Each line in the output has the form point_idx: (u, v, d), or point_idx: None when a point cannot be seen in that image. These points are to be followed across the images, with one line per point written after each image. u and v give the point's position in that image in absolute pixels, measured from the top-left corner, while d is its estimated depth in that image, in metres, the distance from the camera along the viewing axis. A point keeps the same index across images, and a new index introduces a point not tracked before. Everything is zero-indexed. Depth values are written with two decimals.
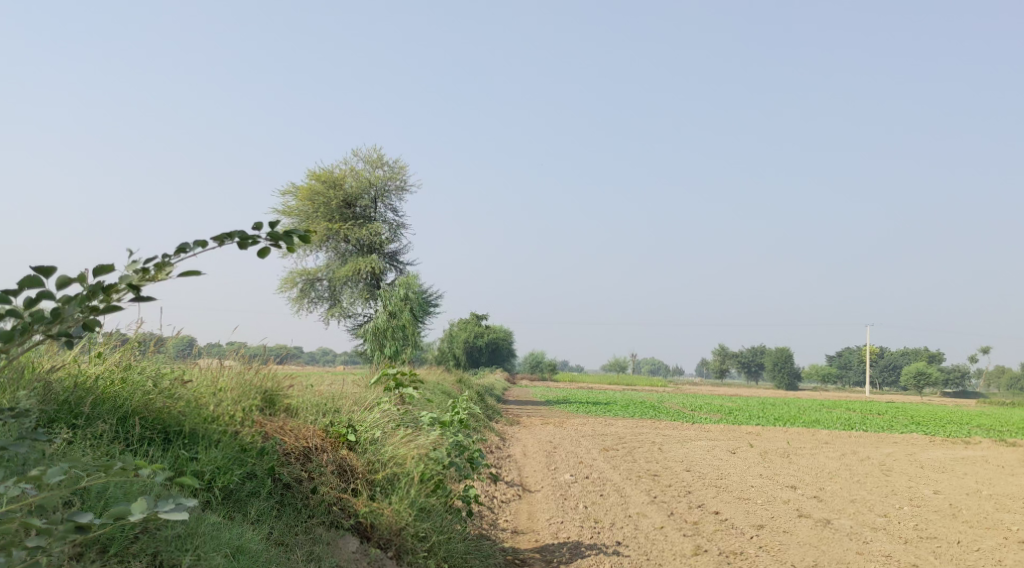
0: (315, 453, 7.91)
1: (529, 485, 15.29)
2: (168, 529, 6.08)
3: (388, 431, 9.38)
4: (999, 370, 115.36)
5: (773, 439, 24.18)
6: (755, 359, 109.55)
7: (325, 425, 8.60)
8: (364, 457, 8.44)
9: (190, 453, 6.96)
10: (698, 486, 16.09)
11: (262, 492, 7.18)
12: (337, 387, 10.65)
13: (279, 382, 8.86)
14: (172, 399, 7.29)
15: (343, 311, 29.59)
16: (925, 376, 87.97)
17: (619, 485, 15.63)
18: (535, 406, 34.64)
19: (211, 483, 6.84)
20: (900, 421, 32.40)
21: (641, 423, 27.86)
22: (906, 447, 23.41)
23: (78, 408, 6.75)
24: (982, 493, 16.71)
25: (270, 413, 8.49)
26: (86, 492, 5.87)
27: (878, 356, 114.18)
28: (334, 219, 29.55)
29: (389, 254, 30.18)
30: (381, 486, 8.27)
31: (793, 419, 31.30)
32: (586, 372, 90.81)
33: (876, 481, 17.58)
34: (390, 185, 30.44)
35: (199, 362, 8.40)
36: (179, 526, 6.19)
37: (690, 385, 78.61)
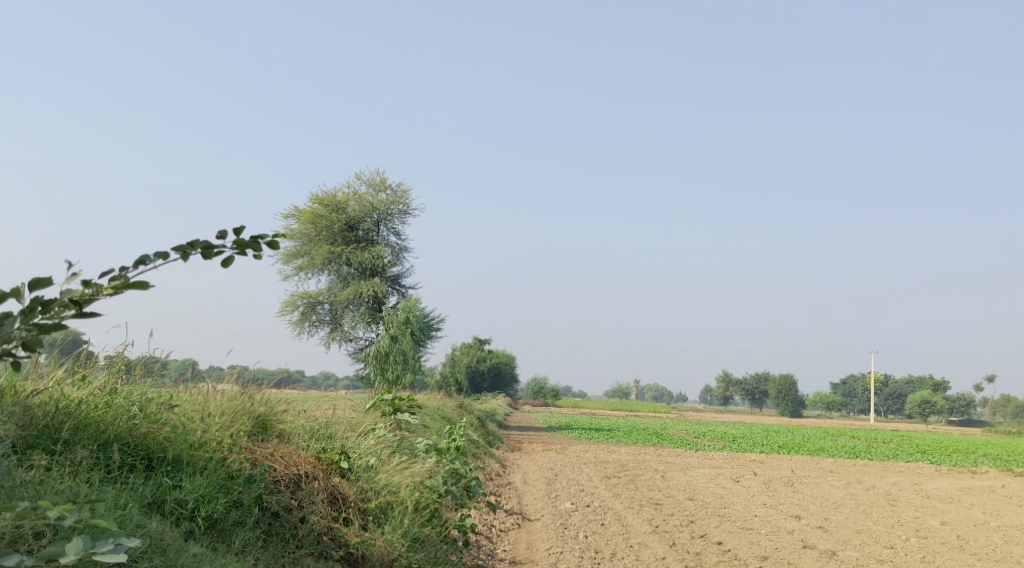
0: (306, 480, 7.67)
1: (529, 514, 15.04)
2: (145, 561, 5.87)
3: (382, 458, 9.13)
4: (1005, 399, 114.68)
5: (777, 467, 23.87)
6: (758, 387, 109.08)
7: (317, 452, 8.37)
8: (357, 485, 8.22)
9: (174, 481, 6.79)
10: (701, 515, 15.81)
11: (249, 521, 6.96)
12: (333, 413, 10.43)
13: (273, 407, 8.61)
14: (157, 424, 7.13)
15: (344, 335, 29.34)
16: (930, 405, 87.40)
17: (621, 514, 15.36)
18: (536, 431, 34.33)
19: (195, 512, 6.67)
20: (906, 450, 32.06)
21: (643, 450, 27.55)
22: (912, 476, 23.09)
23: (58, 434, 6.56)
24: (990, 524, 16.42)
25: (262, 439, 8.26)
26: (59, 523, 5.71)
27: (883, 384, 113.64)
28: (336, 242, 29.41)
29: (391, 278, 30.00)
30: (373, 515, 8.06)
31: (797, 447, 31.00)
32: (588, 399, 90.36)
33: (882, 511, 17.30)
34: (392, 209, 30.33)
35: (187, 385, 8.20)
36: (157, 557, 5.98)
37: (693, 412, 78.13)
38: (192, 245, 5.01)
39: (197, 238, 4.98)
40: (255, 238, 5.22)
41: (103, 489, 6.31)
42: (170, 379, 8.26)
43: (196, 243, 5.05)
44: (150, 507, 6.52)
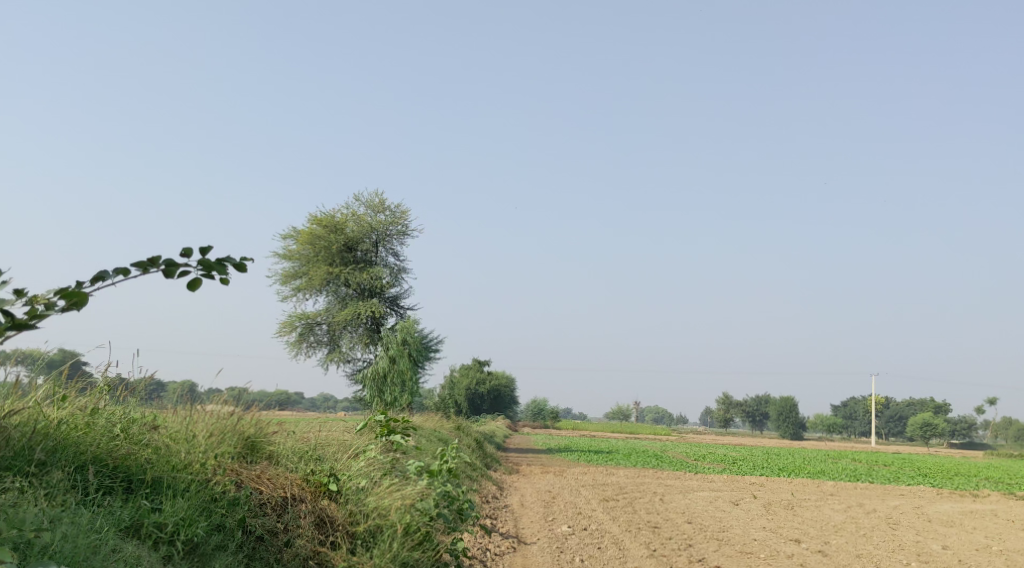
0: (292, 504, 7.52)
1: (525, 537, 14.86)
2: None
3: (373, 479, 8.94)
4: (1006, 421, 114.30)
5: (777, 490, 23.66)
6: (759, 409, 108.86)
7: (306, 474, 8.21)
8: (346, 508, 8.08)
9: (154, 504, 6.67)
10: (700, 538, 15.62)
11: (230, 545, 6.80)
12: (325, 435, 10.24)
13: (263, 428, 8.46)
14: (139, 446, 7.07)
15: (342, 356, 29.16)
16: (931, 427, 87.00)
17: (618, 537, 15.16)
18: (535, 454, 34.07)
19: (174, 536, 6.52)
20: (906, 473, 31.88)
21: (642, 473, 27.35)
22: (913, 499, 22.88)
23: (32, 453, 6.45)
24: (993, 548, 16.23)
25: (250, 460, 8.10)
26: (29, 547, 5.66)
27: (884, 407, 113.37)
28: (335, 263, 29.30)
29: (389, 299, 29.89)
30: (362, 539, 7.91)
31: (797, 470, 30.76)
32: (588, 421, 90.06)
33: (882, 535, 17.10)
34: (391, 230, 30.26)
35: (189, 405, 8.06)
36: None
37: (693, 435, 77.80)
38: (152, 262, 5.05)
39: (157, 254, 5.03)
40: (221, 258, 5.15)
41: (77, 511, 6.18)
42: (165, 403, 8.12)
43: (157, 260, 5.08)
44: (128, 531, 6.39)
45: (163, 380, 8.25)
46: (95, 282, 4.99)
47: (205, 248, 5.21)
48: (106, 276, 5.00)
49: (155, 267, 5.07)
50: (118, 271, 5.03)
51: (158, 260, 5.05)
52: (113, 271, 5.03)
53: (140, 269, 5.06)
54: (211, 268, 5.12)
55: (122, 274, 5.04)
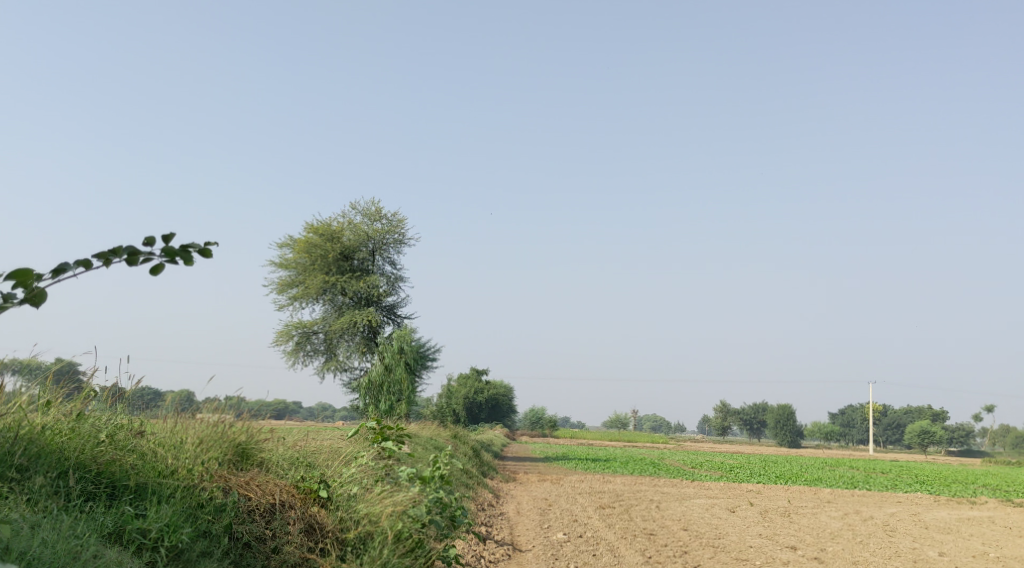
0: (282, 509, 7.45)
1: (520, 545, 14.78)
2: None
3: (364, 486, 8.87)
4: (1004, 428, 114.38)
5: (774, 497, 23.59)
6: (757, 417, 108.87)
7: (296, 481, 8.15)
8: (336, 514, 8.01)
9: (138, 509, 6.64)
10: (695, 545, 15.56)
11: (216, 551, 6.74)
12: (319, 443, 10.16)
13: (255, 436, 8.39)
14: (125, 451, 7.04)
15: (339, 365, 29.08)
16: (930, 435, 86.96)
17: (613, 545, 15.09)
18: (533, 462, 33.93)
19: (158, 542, 6.47)
20: (904, 480, 31.88)
21: (639, 480, 27.34)
22: (910, 507, 22.82)
23: (12, 458, 6.44)
24: (990, 555, 16.17)
25: (241, 467, 8.04)
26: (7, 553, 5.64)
27: (882, 414, 113.42)
28: (332, 271, 29.23)
29: (387, 307, 29.86)
30: (352, 545, 7.84)
31: (795, 478, 30.78)
32: (587, 429, 89.90)
33: (879, 542, 17.03)
34: (389, 238, 30.23)
35: (185, 414, 8.02)
36: None
37: (691, 443, 77.59)
38: (114, 251, 5.16)
39: (119, 244, 5.16)
40: (184, 245, 5.30)
41: (59, 517, 6.15)
42: (158, 412, 8.03)
43: (120, 250, 5.20)
44: (110, 537, 6.35)
45: (160, 389, 8.21)
46: (56, 273, 5.07)
47: (168, 236, 5.34)
48: (67, 268, 5.09)
49: (117, 257, 5.19)
50: (80, 262, 5.12)
51: (120, 249, 5.18)
52: (75, 262, 5.12)
53: (102, 259, 5.16)
54: (174, 255, 5.26)
55: (84, 265, 5.13)
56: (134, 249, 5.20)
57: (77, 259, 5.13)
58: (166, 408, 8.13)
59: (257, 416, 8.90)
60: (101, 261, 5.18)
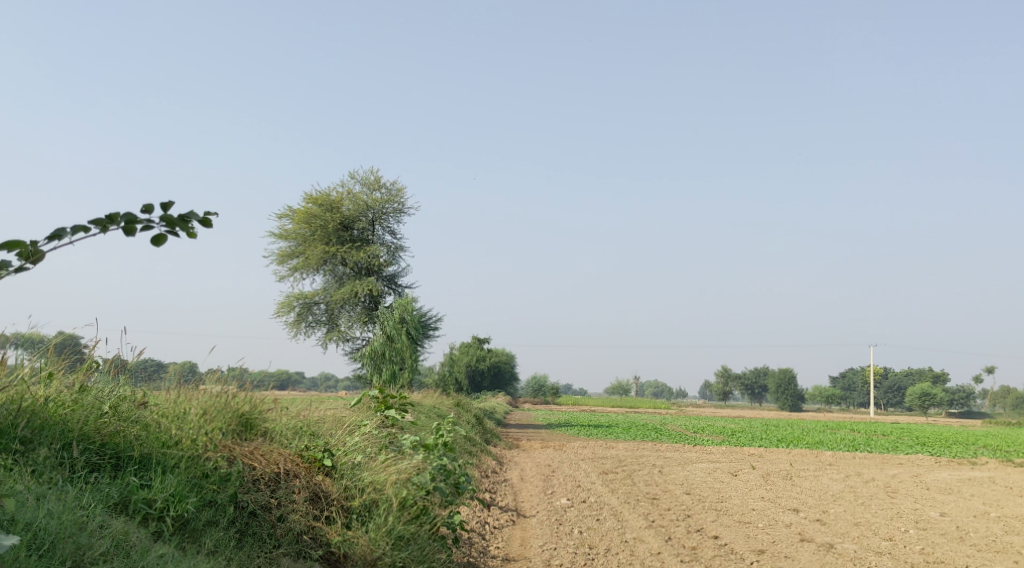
0: (287, 478, 7.50)
1: (524, 511, 14.87)
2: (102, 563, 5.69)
3: (369, 454, 8.90)
4: (1004, 390, 114.88)
5: (776, 460, 23.72)
6: (758, 381, 109.22)
7: (301, 450, 8.19)
8: (341, 483, 8.04)
9: (143, 480, 6.67)
10: (698, 509, 15.65)
11: (222, 520, 6.77)
12: (323, 413, 10.19)
13: (258, 406, 8.41)
14: (128, 422, 7.05)
15: (341, 335, 29.12)
16: (931, 398, 87.38)
17: (617, 510, 15.18)
18: (534, 429, 34.07)
19: (164, 512, 6.50)
20: (904, 442, 32.08)
21: (641, 445, 27.49)
22: (911, 468, 22.93)
23: (15, 431, 6.44)
24: (991, 515, 16.27)
25: (245, 437, 8.05)
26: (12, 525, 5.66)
27: (882, 377, 113.81)
28: (332, 242, 29.17)
29: (388, 277, 29.84)
30: (357, 513, 7.89)
31: (796, 440, 30.97)
32: (589, 396, 90.18)
33: (881, 503, 17.13)
34: (388, 207, 30.13)
35: (190, 386, 8.04)
36: (115, 559, 5.79)
37: (692, 408, 77.78)
38: (113, 220, 5.14)
39: (117, 211, 5.13)
40: (183, 214, 5.25)
41: (64, 488, 6.18)
42: (160, 384, 8.04)
43: (118, 217, 5.16)
44: (116, 508, 6.38)
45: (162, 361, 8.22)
46: (52, 240, 5.02)
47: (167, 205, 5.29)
48: (64, 234, 5.04)
49: (114, 224, 5.15)
50: (78, 229, 5.07)
51: (119, 217, 5.14)
52: (72, 229, 5.06)
53: (99, 226, 5.12)
54: (174, 224, 5.22)
55: (83, 231, 5.08)
56: (132, 217, 5.16)
57: (76, 225, 5.07)
58: (168, 379, 8.13)
59: (259, 386, 8.91)
60: (99, 228, 5.14)
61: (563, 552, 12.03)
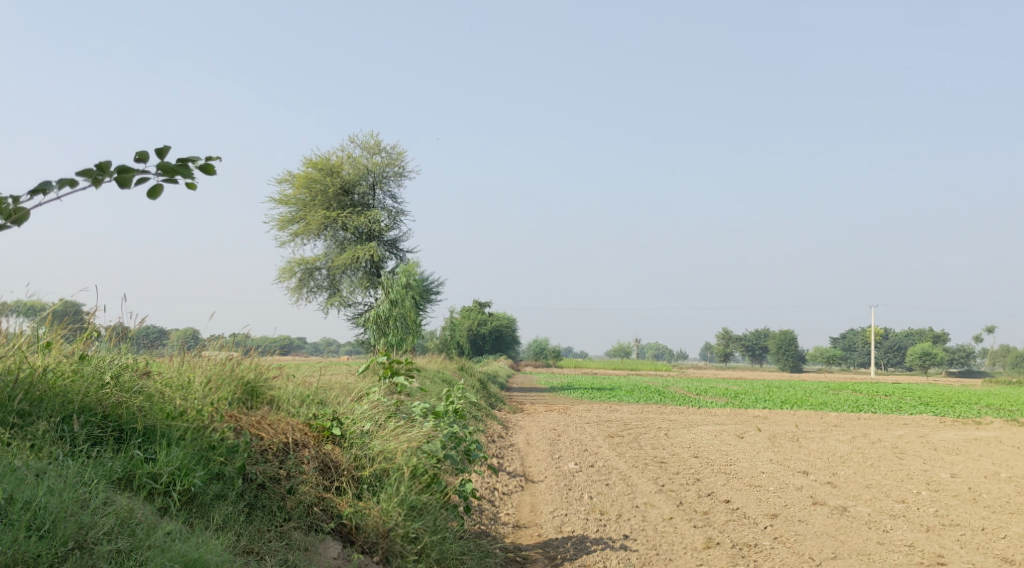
0: (295, 449, 7.31)
1: (532, 476, 14.71)
2: (106, 545, 5.47)
3: (378, 422, 8.69)
4: (1004, 349, 114.98)
5: (781, 422, 23.53)
6: (758, 342, 109.17)
7: (308, 418, 7.99)
8: (350, 452, 7.82)
9: (147, 453, 6.45)
10: (707, 472, 15.50)
11: (230, 494, 6.55)
12: (328, 379, 9.98)
13: (263, 373, 8.19)
14: (131, 392, 6.81)
15: (342, 301, 28.96)
16: (931, 357, 87.23)
17: (625, 474, 15.02)
18: (538, 393, 33.94)
19: (169, 487, 6.28)
20: (908, 402, 31.96)
21: (645, 408, 27.36)
22: (917, 429, 22.71)
23: (13, 404, 6.22)
24: (1001, 475, 16.10)
25: (251, 405, 7.82)
26: (9, 505, 5.44)
27: (883, 337, 113.92)
28: (332, 207, 28.84)
29: (389, 241, 29.56)
30: (368, 483, 7.67)
31: (800, 402, 30.83)
32: (591, 359, 90.13)
33: (890, 464, 16.96)
34: (388, 171, 29.77)
35: (193, 354, 7.83)
36: (120, 540, 5.57)
37: (694, 370, 77.77)
38: (101, 169, 4.86)
39: (107, 160, 4.86)
40: (181, 161, 4.97)
41: (65, 463, 5.96)
42: (163, 351, 7.83)
43: (107, 166, 4.89)
44: (121, 483, 6.16)
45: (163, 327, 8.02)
46: (37, 195, 4.75)
47: (163, 152, 5.01)
48: (51, 187, 4.77)
49: (105, 175, 4.88)
50: (65, 181, 4.79)
51: (109, 166, 4.87)
52: (59, 182, 4.78)
53: (89, 177, 4.85)
54: (173, 171, 4.96)
55: (70, 184, 4.81)
56: (126, 167, 4.89)
57: (62, 178, 4.80)
58: (171, 347, 7.95)
59: (263, 353, 8.69)
60: (87, 179, 4.87)
61: (574, 517, 11.86)
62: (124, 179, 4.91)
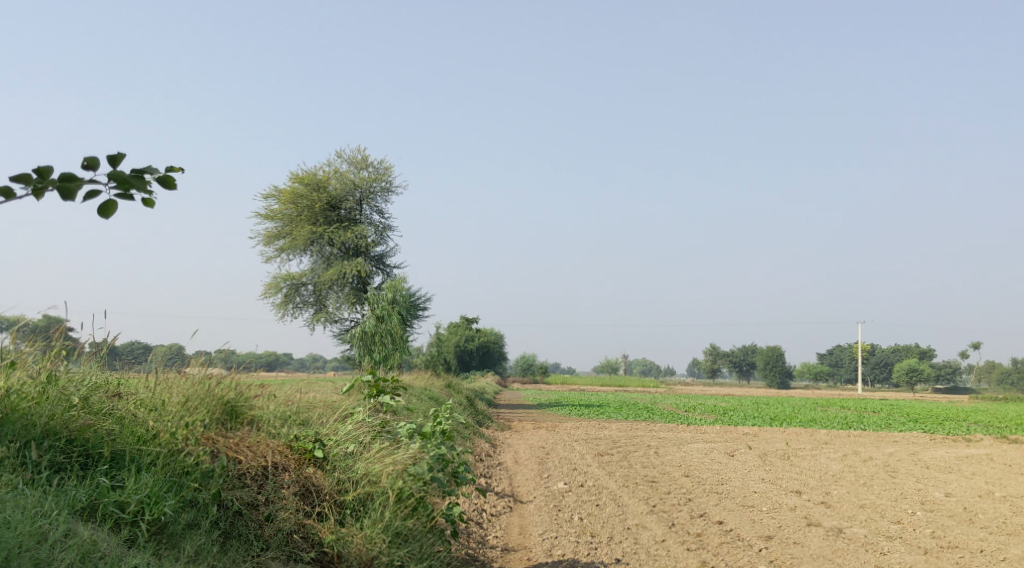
0: (275, 473, 7.00)
1: (521, 496, 14.38)
2: None
3: (362, 444, 8.35)
4: (990, 365, 115.19)
5: (771, 440, 23.26)
6: (746, 358, 108.94)
7: (289, 440, 7.66)
8: (333, 476, 7.51)
9: (114, 480, 6.15)
10: (698, 492, 15.19)
11: (204, 522, 6.23)
12: (313, 398, 9.65)
13: (244, 392, 7.83)
14: (98, 416, 6.50)
15: (328, 317, 28.59)
16: (917, 373, 86.94)
17: (616, 494, 14.70)
18: (526, 409, 33.56)
19: (138, 516, 5.97)
20: (897, 419, 31.75)
21: (634, 425, 27.04)
22: (908, 446, 22.48)
23: None
24: (995, 494, 15.86)
25: (231, 426, 7.49)
26: None
27: (870, 353, 114.01)
28: (319, 222, 28.51)
29: (376, 257, 29.25)
30: (351, 508, 7.37)
31: (789, 419, 30.58)
32: (578, 376, 89.78)
33: (882, 483, 16.68)
34: (375, 186, 29.50)
35: (171, 370, 7.48)
36: None
37: (682, 386, 77.45)
38: (44, 176, 4.57)
39: (48, 167, 4.56)
40: (135, 172, 4.67)
41: (25, 491, 5.65)
42: (139, 369, 7.49)
43: (49, 173, 4.59)
44: (84, 513, 5.85)
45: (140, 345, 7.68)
46: None
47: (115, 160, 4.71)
48: None
49: (47, 182, 4.59)
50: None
51: (52, 173, 4.58)
52: None
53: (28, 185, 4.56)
54: (126, 182, 4.66)
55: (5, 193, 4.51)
56: (72, 176, 4.60)
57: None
58: (148, 364, 7.62)
59: (246, 369, 8.31)
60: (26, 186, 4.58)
61: (565, 540, 11.54)
62: (66, 186, 4.60)
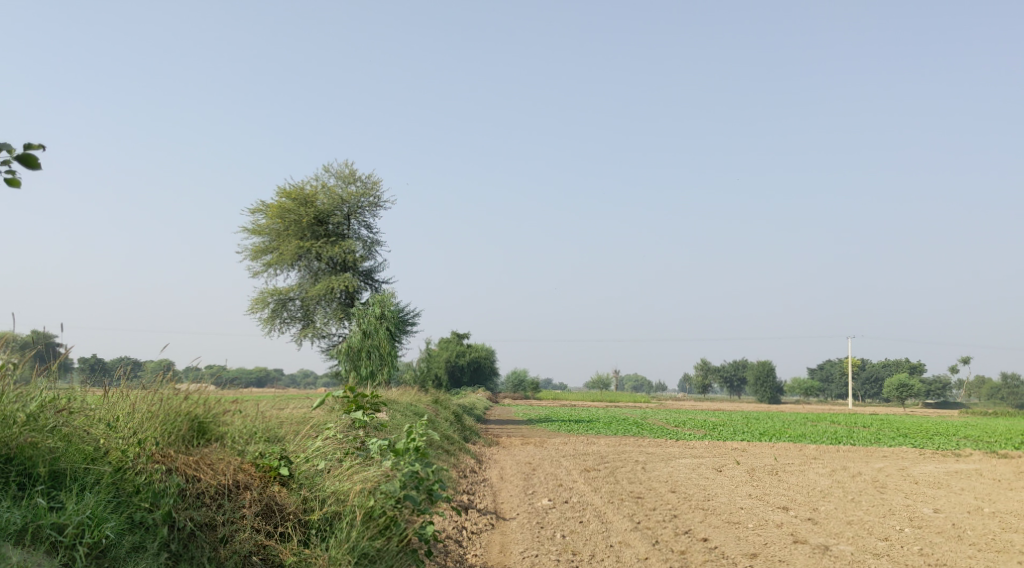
0: (237, 491, 6.74)
1: (503, 513, 14.11)
2: None
3: (334, 460, 8.04)
4: (980, 380, 115.30)
5: (760, 455, 23.02)
6: (737, 374, 108.70)
7: (254, 457, 7.26)
8: (299, 494, 7.20)
9: (53, 501, 5.94)
10: (684, 508, 14.93)
11: (149, 546, 6.05)
12: (288, 414, 9.33)
13: (214, 408, 7.45)
14: (43, 433, 6.24)
15: (316, 332, 28.23)
16: (907, 387, 86.75)
17: (601, 510, 14.45)
18: (514, 425, 33.22)
19: (77, 538, 5.79)
20: (887, 434, 31.47)
21: (623, 440, 26.75)
22: (896, 461, 22.25)
23: None
24: (984, 510, 15.64)
25: (198, 444, 7.15)
26: None
27: (860, 367, 114.09)
28: (306, 237, 28.26)
29: (364, 273, 29.00)
30: (317, 528, 7.10)
31: (778, 434, 30.35)
32: (569, 391, 89.34)
33: (870, 499, 16.45)
34: (363, 201, 29.25)
35: (139, 386, 7.13)
36: None
37: (672, 401, 77.31)
38: None
39: None
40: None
41: None
42: (102, 383, 7.10)
43: None
44: (18, 537, 5.66)
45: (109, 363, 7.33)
46: None
47: None
48: None
49: None
50: None
51: None
52: None
53: None
54: None
55: None
56: None
57: None
58: (119, 376, 7.24)
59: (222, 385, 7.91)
60: None
61: (546, 559, 11.26)
62: None
